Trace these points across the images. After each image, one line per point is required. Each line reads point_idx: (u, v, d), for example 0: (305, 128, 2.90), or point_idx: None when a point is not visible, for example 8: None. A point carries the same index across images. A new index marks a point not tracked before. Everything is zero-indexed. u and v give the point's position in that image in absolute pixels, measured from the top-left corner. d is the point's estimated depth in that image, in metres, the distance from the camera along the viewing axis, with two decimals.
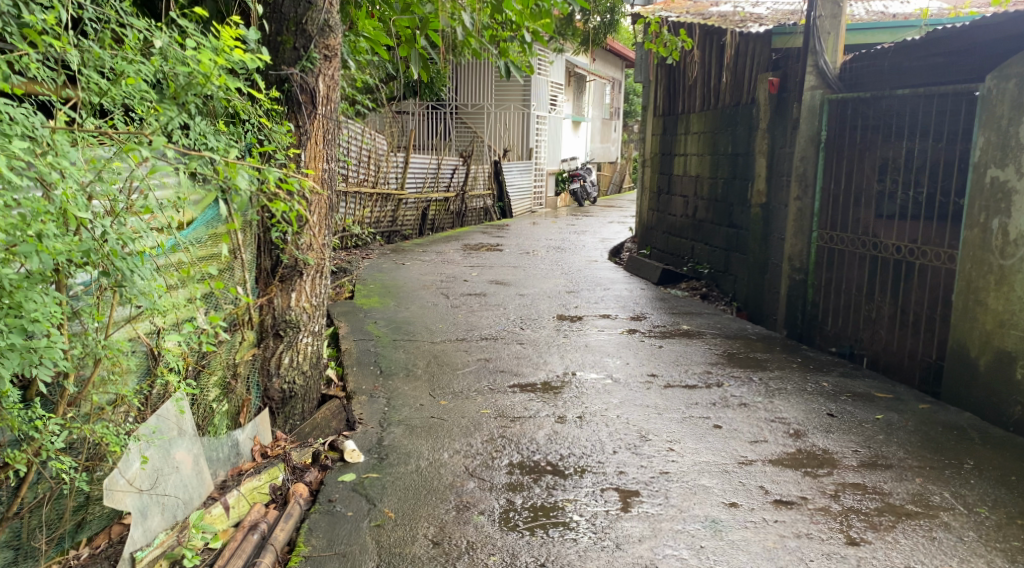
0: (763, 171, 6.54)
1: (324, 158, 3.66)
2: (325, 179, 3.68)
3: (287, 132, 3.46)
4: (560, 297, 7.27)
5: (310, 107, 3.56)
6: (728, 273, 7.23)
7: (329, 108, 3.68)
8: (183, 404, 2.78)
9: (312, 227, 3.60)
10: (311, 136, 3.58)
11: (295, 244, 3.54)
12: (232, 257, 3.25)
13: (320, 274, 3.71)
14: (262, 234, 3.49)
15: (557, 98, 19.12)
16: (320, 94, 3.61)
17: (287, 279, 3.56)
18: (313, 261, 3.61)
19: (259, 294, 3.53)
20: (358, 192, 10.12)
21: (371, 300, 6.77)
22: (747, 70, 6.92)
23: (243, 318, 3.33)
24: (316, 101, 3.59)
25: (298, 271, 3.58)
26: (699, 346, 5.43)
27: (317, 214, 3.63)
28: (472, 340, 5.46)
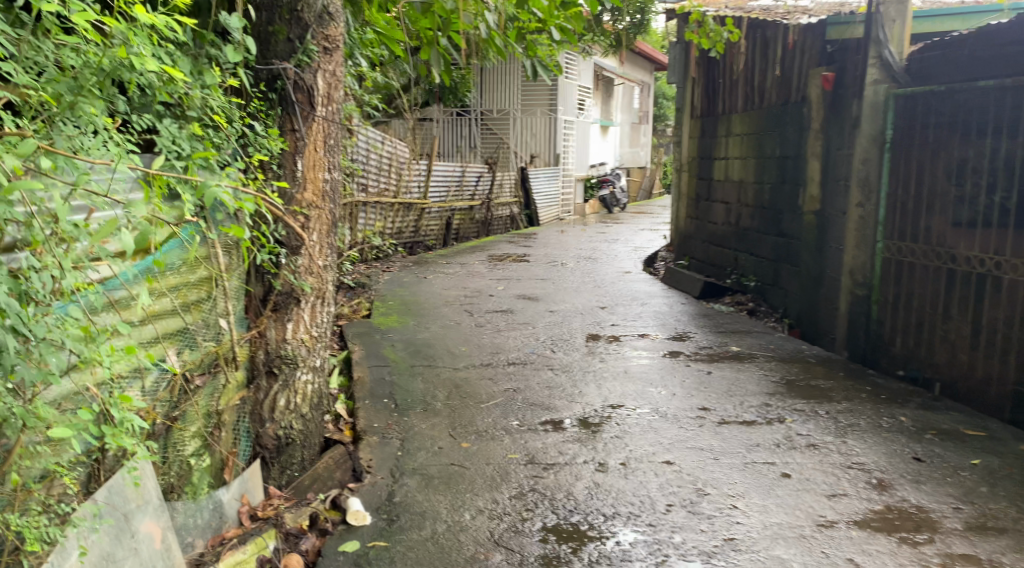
0: (817, 175, 6.01)
1: (326, 167, 3.16)
2: (328, 192, 3.17)
3: (276, 137, 2.97)
4: (593, 314, 6.73)
5: (306, 107, 3.06)
6: (777, 287, 6.68)
7: (330, 109, 3.17)
8: (139, 475, 2.34)
9: (312, 247, 3.10)
10: (309, 141, 3.08)
11: (291, 267, 3.04)
12: (212, 284, 2.75)
13: (323, 301, 3.21)
14: (249, 256, 2.99)
15: (585, 102, 18.59)
16: (321, 93, 3.11)
17: (281, 308, 3.06)
18: (311, 288, 3.11)
19: (248, 328, 3.02)
20: (378, 202, 9.68)
21: (390, 319, 6.28)
22: (797, 65, 6.37)
23: (226, 357, 2.82)
24: (314, 101, 3.08)
25: (294, 298, 3.08)
26: (752, 372, 4.86)
27: (318, 233, 3.12)
28: (498, 366, 4.94)
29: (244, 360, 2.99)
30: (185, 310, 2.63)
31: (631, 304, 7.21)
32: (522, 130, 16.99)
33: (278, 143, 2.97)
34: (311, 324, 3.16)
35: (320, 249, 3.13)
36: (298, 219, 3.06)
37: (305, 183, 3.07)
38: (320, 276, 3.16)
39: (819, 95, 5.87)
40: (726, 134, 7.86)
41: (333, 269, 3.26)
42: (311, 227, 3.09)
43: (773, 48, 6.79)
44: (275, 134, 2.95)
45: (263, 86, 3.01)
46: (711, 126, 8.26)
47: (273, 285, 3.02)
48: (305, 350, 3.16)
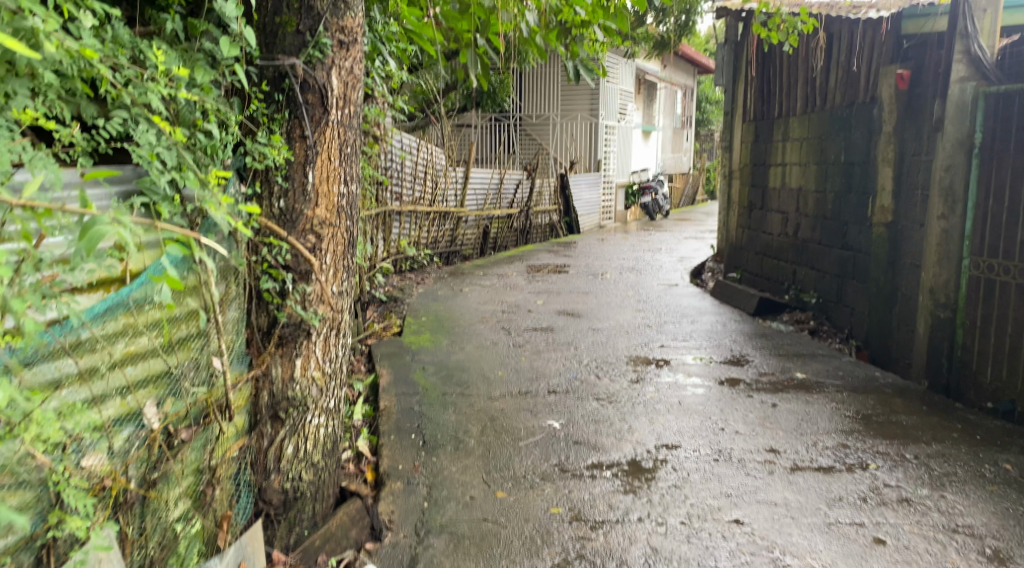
0: (889, 184, 5.53)
1: (344, 179, 2.75)
2: (343, 207, 2.75)
3: (282, 147, 2.55)
4: (640, 333, 6.25)
5: (317, 109, 2.63)
6: (841, 304, 6.26)
7: (346, 112, 2.74)
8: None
9: (326, 272, 2.69)
10: (320, 149, 2.65)
11: (304, 296, 2.64)
12: (205, 319, 2.39)
13: (340, 332, 2.82)
14: (252, 284, 2.59)
15: (627, 107, 18.08)
16: (335, 94, 2.69)
17: (287, 341, 2.64)
18: (322, 317, 2.70)
19: (250, 367, 2.60)
20: (413, 210, 9.31)
21: (421, 338, 5.86)
22: (865, 63, 5.94)
23: (218, 405, 2.44)
24: (326, 103, 2.66)
25: (302, 330, 2.66)
26: (822, 405, 4.37)
27: (332, 256, 2.71)
28: (538, 394, 4.50)
29: (243, 404, 2.58)
30: (169, 350, 2.28)
31: (680, 321, 6.71)
32: (561, 136, 16.53)
33: (283, 151, 2.55)
34: (324, 359, 2.75)
35: (335, 273, 2.73)
36: (309, 241, 2.64)
37: (316, 199, 2.65)
38: (334, 305, 2.75)
39: (892, 95, 5.44)
40: (783, 139, 7.40)
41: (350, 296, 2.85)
42: (323, 248, 2.68)
43: (837, 47, 6.37)
44: (278, 141, 2.52)
45: (266, 84, 2.57)
46: (767, 131, 7.78)
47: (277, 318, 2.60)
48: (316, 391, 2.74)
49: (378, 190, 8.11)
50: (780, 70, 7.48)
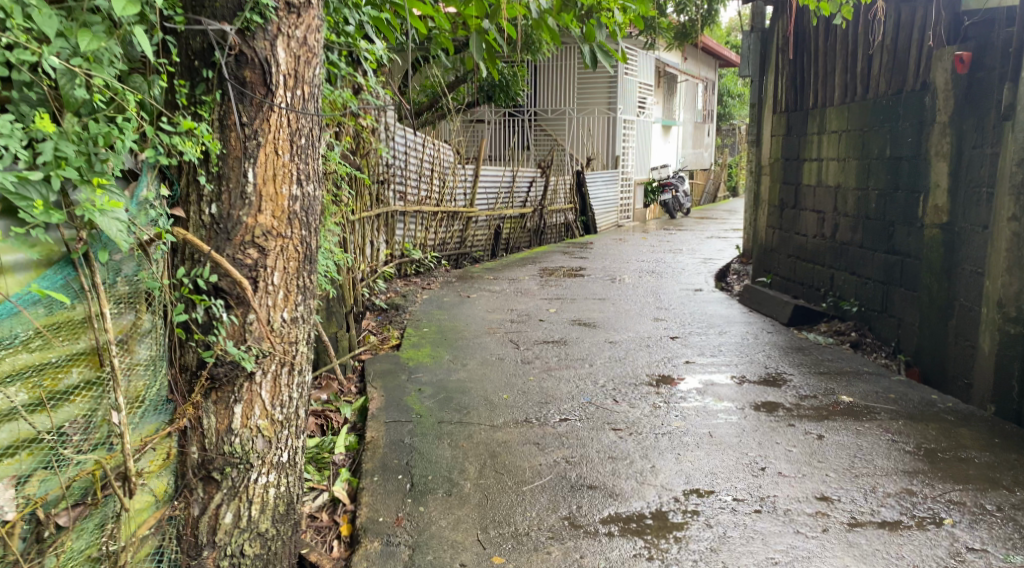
0: (945, 181, 4.98)
1: (293, 179, 2.71)
2: (294, 212, 2.73)
3: (200, 138, 2.49)
4: (663, 346, 5.66)
5: (259, 88, 2.58)
6: (886, 314, 5.68)
7: (297, 93, 2.69)
8: None
9: (273, 298, 2.73)
10: (262, 147, 2.63)
11: (244, 325, 2.67)
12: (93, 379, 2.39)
13: (293, 369, 2.84)
14: (174, 336, 2.63)
15: (646, 101, 17.47)
16: (283, 73, 2.64)
17: (221, 386, 2.68)
18: (269, 353, 2.74)
19: (170, 420, 2.62)
20: (419, 211, 8.79)
21: (420, 353, 5.32)
22: (916, 46, 5.42)
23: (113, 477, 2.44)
24: (270, 82, 2.60)
25: (238, 374, 2.69)
26: (877, 438, 3.79)
27: (280, 274, 2.73)
28: (548, 423, 3.94)
29: (161, 456, 2.62)
30: (35, 411, 2.25)
31: (707, 332, 6.12)
32: (579, 131, 15.93)
33: (205, 140, 2.50)
34: (274, 405, 2.79)
35: (285, 298, 2.76)
36: (251, 255, 2.66)
37: (265, 205, 2.65)
38: (288, 336, 2.80)
39: (949, 80, 4.90)
40: (818, 132, 6.83)
41: (309, 332, 2.90)
42: (269, 268, 2.70)
43: (881, 29, 5.85)
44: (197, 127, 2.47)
45: (191, 57, 2.52)
46: (800, 123, 7.20)
47: (207, 355, 2.61)
48: (264, 442, 2.77)
49: (378, 188, 7.57)
50: (815, 56, 6.95)
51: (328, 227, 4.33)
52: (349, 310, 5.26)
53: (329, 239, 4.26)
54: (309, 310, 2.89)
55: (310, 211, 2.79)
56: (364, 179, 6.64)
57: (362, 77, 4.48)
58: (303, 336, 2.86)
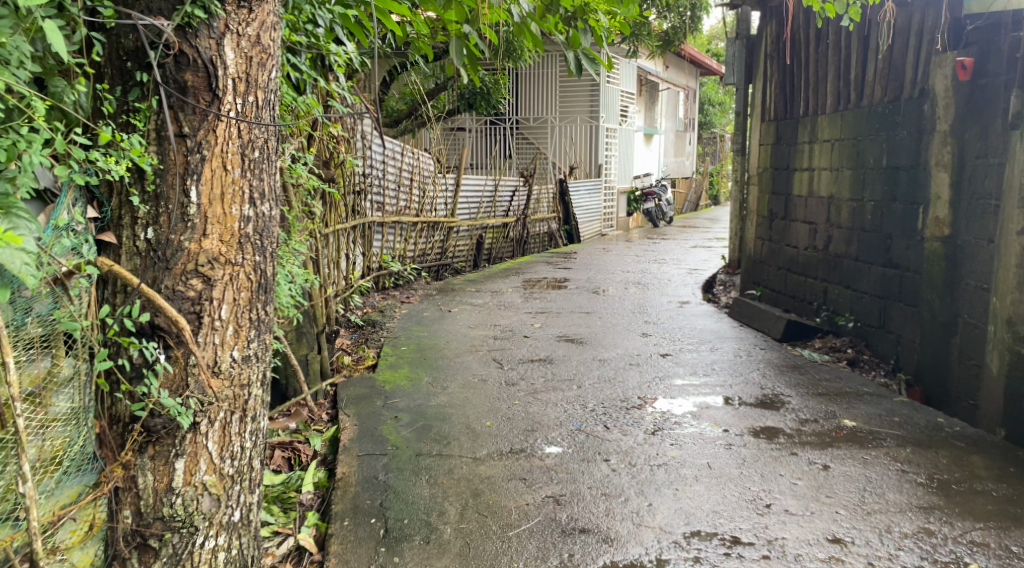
0: (946, 192, 4.78)
1: (244, 198, 2.49)
2: (247, 237, 2.51)
3: (126, 155, 2.29)
4: (652, 364, 5.41)
5: (203, 93, 2.37)
6: (884, 330, 5.47)
7: (252, 99, 2.47)
8: None
9: (220, 335, 2.49)
10: (208, 162, 2.41)
11: (185, 369, 2.44)
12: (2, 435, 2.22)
13: (246, 416, 2.59)
14: (105, 385, 2.44)
15: (629, 109, 17.29)
16: (232, 76, 2.41)
17: (156, 439, 2.43)
18: (215, 399, 2.49)
19: (95, 478, 2.42)
20: (398, 222, 8.51)
21: (397, 375, 5.04)
22: (914, 52, 5.22)
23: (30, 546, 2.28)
24: (216, 87, 2.39)
25: (176, 427, 2.44)
26: (886, 468, 3.56)
27: (229, 307, 2.49)
28: (535, 453, 3.67)
29: (88, 517, 2.41)
30: None
31: (698, 348, 5.87)
32: (561, 140, 15.71)
33: (132, 154, 2.30)
34: (224, 458, 2.54)
35: (236, 334, 2.53)
36: (195, 285, 2.43)
37: (212, 227, 2.43)
38: (241, 378, 2.56)
39: (950, 87, 4.70)
40: (810, 141, 6.62)
41: (264, 371, 2.65)
42: (216, 300, 2.47)
43: (877, 34, 5.64)
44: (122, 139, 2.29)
45: (126, 59, 2.34)
46: (790, 132, 6.99)
47: (140, 406, 2.38)
48: (212, 501, 2.52)
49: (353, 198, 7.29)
50: (805, 63, 6.75)
51: (291, 241, 4.05)
52: (321, 329, 4.98)
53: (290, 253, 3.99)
54: (265, 349, 2.64)
55: (264, 234, 2.56)
56: (338, 189, 6.37)
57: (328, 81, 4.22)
58: (259, 376, 2.61)
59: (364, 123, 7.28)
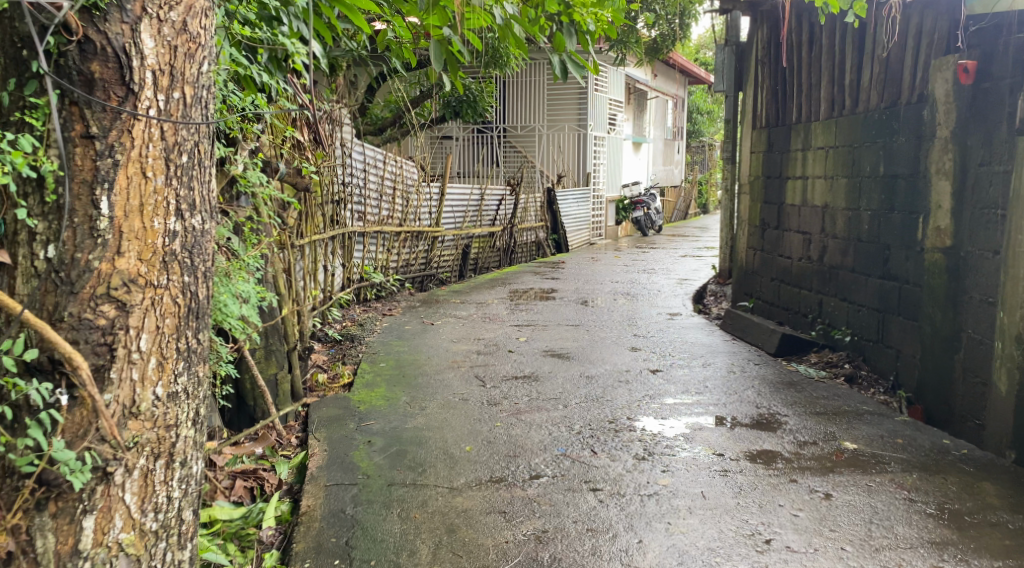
0: (947, 202, 4.57)
1: (168, 212, 2.25)
2: (171, 257, 2.27)
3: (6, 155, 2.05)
4: (642, 381, 5.17)
5: (112, 87, 2.12)
6: (882, 344, 5.25)
7: (174, 97, 2.22)
8: None
9: (140, 370, 2.24)
10: (123, 170, 2.16)
11: (94, 411, 2.18)
12: None
13: (171, 462, 2.35)
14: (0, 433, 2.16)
15: (617, 116, 17.10)
16: (152, 68, 2.17)
17: (56, 493, 2.16)
18: (134, 440, 2.25)
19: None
20: (380, 231, 8.25)
21: (374, 394, 4.78)
22: (912, 55, 5.02)
23: None
24: (129, 82, 2.14)
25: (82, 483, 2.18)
26: (892, 497, 3.33)
27: (150, 336, 2.25)
28: (517, 482, 3.42)
29: None
30: None
31: (689, 364, 5.64)
32: (549, 148, 15.51)
33: (15, 157, 2.05)
34: (145, 512, 2.30)
35: (159, 368, 2.28)
36: (107, 312, 2.18)
37: (129, 245, 2.19)
38: (166, 419, 2.31)
39: (950, 92, 4.50)
40: (803, 148, 6.41)
41: (195, 409, 2.41)
42: (134, 330, 2.22)
43: (874, 37, 5.44)
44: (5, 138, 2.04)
45: (18, 46, 2.10)
46: (782, 139, 6.78)
47: (29, 462, 2.10)
48: (128, 562, 2.27)
49: (332, 207, 7.03)
50: (798, 68, 6.54)
51: (247, 255, 3.79)
52: (293, 345, 4.72)
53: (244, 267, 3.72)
54: (195, 383, 2.41)
55: (194, 252, 2.32)
56: (313, 198, 6.11)
57: (288, 83, 3.96)
58: (186, 416, 2.37)
59: (343, 129, 7.03)
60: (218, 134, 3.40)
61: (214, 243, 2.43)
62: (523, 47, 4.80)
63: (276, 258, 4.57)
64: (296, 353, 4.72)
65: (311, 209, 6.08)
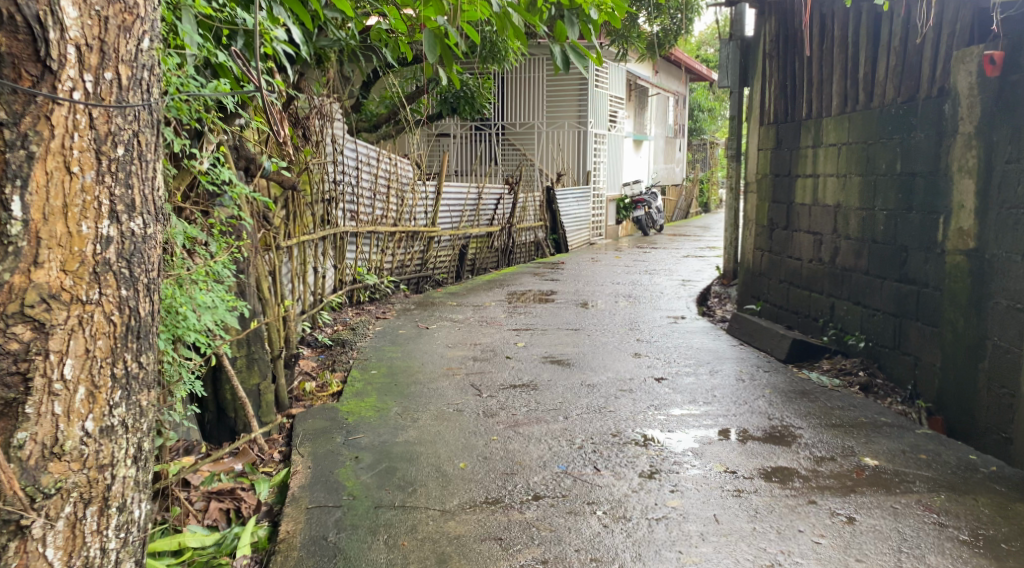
0: (970, 201, 4.32)
1: (99, 213, 2.10)
2: (99, 275, 2.11)
3: None
4: (646, 390, 4.90)
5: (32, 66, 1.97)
6: (899, 351, 5.00)
7: (105, 82, 2.07)
8: None
9: (65, 402, 2.09)
10: (41, 163, 2.00)
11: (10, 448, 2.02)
12: None
13: (105, 507, 2.20)
14: None
15: (618, 114, 16.84)
16: (75, 42, 2.01)
17: None
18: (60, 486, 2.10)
19: None
20: (374, 231, 8.00)
21: (363, 405, 4.53)
22: (933, 47, 4.76)
23: None
24: (49, 60, 1.98)
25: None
26: (920, 520, 3.08)
27: (77, 362, 2.10)
28: (514, 504, 3.17)
29: None
30: None
31: (695, 371, 5.38)
32: (548, 145, 15.24)
33: None
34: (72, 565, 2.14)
35: (89, 401, 2.13)
36: (21, 335, 2.01)
37: (50, 253, 2.03)
38: (98, 458, 2.16)
39: (974, 84, 4.24)
40: (814, 145, 6.16)
41: (134, 445, 2.26)
42: (56, 353, 2.06)
43: (891, 28, 5.18)
44: None
45: None
46: (792, 136, 6.53)
47: None
48: None
49: (322, 207, 6.78)
50: (809, 61, 6.28)
51: (218, 260, 3.50)
52: (278, 353, 4.46)
53: (214, 273, 3.45)
54: (135, 415, 2.26)
55: (131, 261, 2.17)
56: (301, 197, 5.86)
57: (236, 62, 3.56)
58: (123, 454, 2.22)
59: (334, 126, 6.78)
60: (178, 125, 3.14)
61: (157, 253, 2.29)
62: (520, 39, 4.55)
63: (258, 260, 4.32)
64: (280, 362, 4.46)
65: (299, 209, 5.83)
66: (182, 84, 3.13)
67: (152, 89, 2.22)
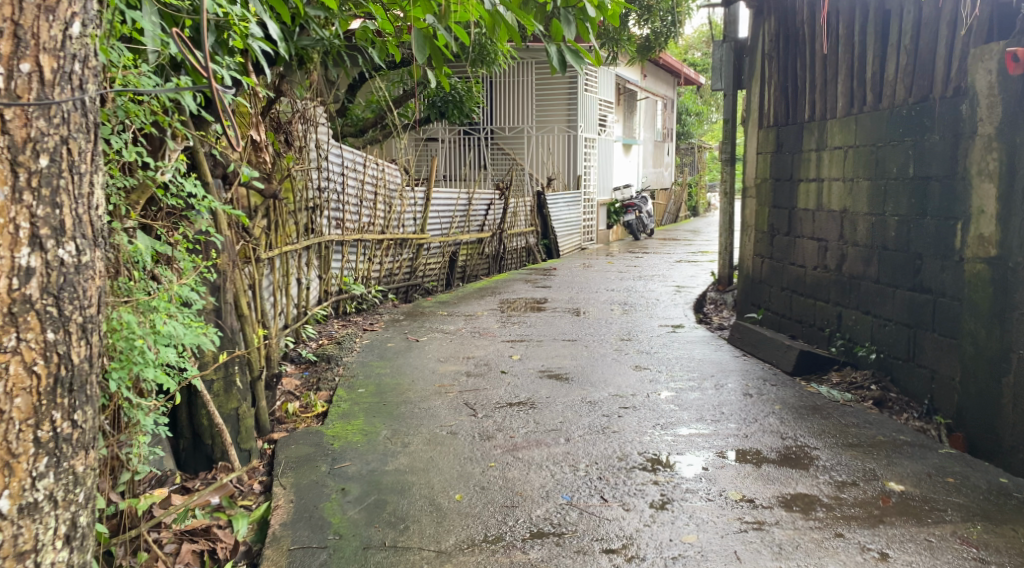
0: (991, 206, 4.09)
1: (16, 239, 2.00)
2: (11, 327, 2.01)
3: None
4: (650, 406, 4.65)
5: None
6: (913, 363, 4.77)
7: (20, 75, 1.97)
8: None
9: None
10: None
11: None
12: None
13: None
14: None
15: (608, 118, 16.62)
16: None
17: None
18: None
19: None
20: (361, 239, 7.72)
21: (349, 428, 4.26)
22: (947, 44, 4.53)
23: None
24: None
25: None
26: (956, 557, 2.85)
27: None
28: (516, 544, 2.91)
29: None
30: None
31: (700, 385, 5.13)
32: (538, 149, 14.99)
33: None
34: None
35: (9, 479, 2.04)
36: None
37: None
38: (20, 543, 2.08)
39: (995, 83, 4.01)
40: (817, 148, 5.93)
41: (63, 523, 2.18)
42: None
43: (901, 25, 4.95)
44: None
45: None
46: (793, 139, 6.29)
47: None
48: None
49: (305, 215, 6.50)
50: (811, 62, 6.05)
51: (182, 280, 3.22)
52: (258, 372, 4.18)
53: (181, 295, 3.17)
54: (66, 486, 2.18)
55: (58, 296, 2.08)
56: (283, 205, 5.58)
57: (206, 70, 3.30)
58: (49, 536, 2.14)
59: (317, 130, 6.51)
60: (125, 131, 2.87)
61: (92, 289, 2.20)
62: (513, 41, 4.29)
63: (236, 275, 4.05)
64: (261, 382, 4.19)
65: (280, 218, 5.55)
66: (133, 81, 2.85)
67: (83, 83, 2.11)
